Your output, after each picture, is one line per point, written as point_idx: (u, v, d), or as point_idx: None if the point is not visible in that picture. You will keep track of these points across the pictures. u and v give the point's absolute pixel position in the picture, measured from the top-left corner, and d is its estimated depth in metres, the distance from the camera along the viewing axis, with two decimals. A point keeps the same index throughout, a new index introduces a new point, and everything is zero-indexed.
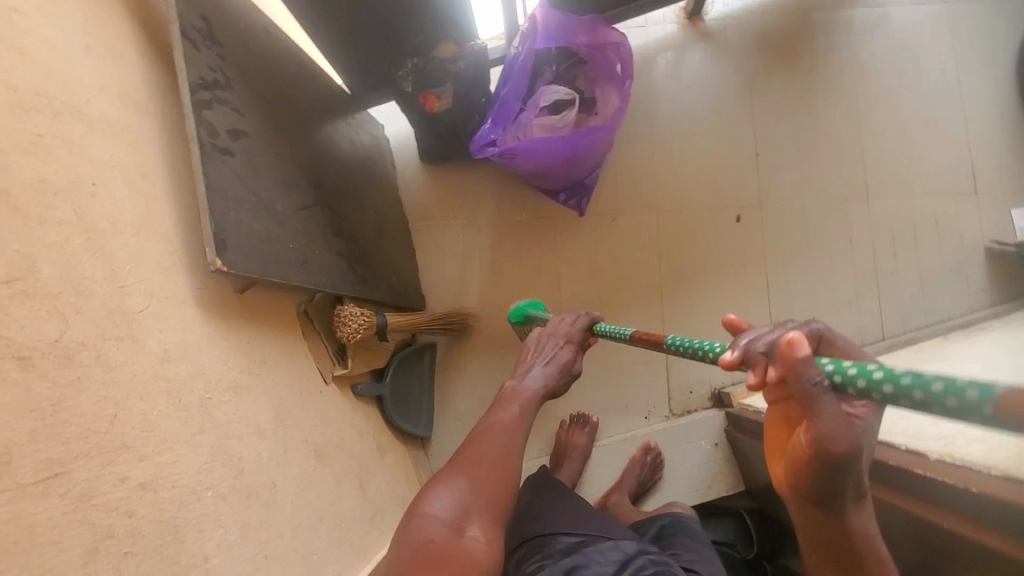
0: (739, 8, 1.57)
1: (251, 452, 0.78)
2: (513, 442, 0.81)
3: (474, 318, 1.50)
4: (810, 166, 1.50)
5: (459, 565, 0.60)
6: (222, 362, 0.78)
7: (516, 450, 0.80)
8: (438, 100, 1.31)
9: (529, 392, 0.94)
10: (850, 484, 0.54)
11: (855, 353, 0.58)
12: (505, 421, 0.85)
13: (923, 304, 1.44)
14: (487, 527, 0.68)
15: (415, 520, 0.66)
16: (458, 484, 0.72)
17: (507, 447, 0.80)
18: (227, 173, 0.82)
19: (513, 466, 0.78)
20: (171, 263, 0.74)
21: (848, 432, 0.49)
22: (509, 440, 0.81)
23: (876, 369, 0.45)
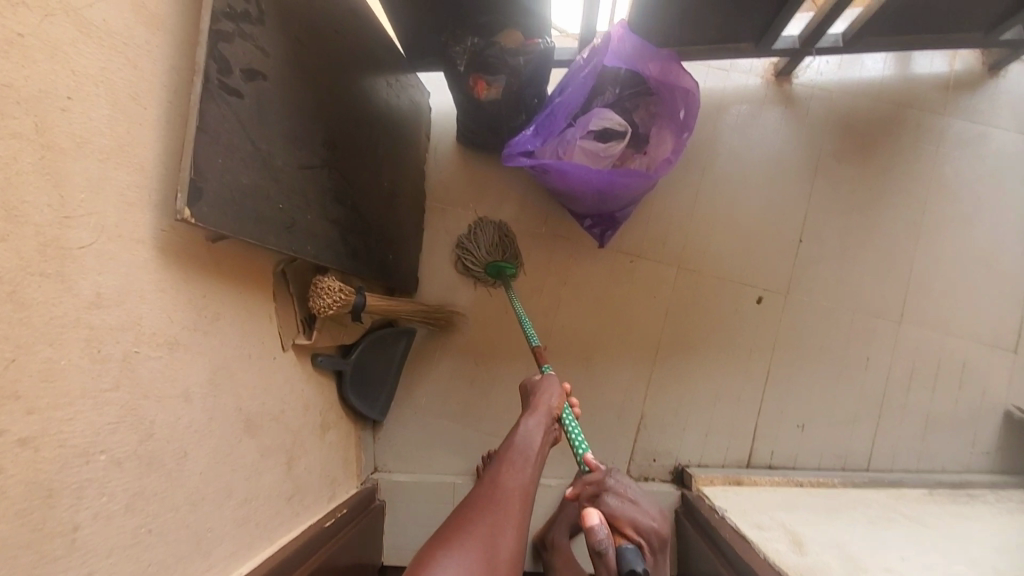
0: (832, 81, 1.46)
1: (168, 417, 0.73)
2: (517, 499, 0.72)
3: (459, 318, 1.44)
4: (852, 269, 1.40)
5: None
6: (165, 314, 0.73)
7: (518, 509, 0.72)
8: (488, 88, 1.23)
9: (534, 445, 0.84)
10: None
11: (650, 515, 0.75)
12: (516, 478, 0.76)
13: (919, 448, 1.36)
14: None
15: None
16: (456, 553, 0.62)
17: (511, 508, 0.70)
18: (228, 115, 0.76)
19: (517, 528, 0.69)
20: (136, 199, 0.68)
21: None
22: (511, 500, 0.72)
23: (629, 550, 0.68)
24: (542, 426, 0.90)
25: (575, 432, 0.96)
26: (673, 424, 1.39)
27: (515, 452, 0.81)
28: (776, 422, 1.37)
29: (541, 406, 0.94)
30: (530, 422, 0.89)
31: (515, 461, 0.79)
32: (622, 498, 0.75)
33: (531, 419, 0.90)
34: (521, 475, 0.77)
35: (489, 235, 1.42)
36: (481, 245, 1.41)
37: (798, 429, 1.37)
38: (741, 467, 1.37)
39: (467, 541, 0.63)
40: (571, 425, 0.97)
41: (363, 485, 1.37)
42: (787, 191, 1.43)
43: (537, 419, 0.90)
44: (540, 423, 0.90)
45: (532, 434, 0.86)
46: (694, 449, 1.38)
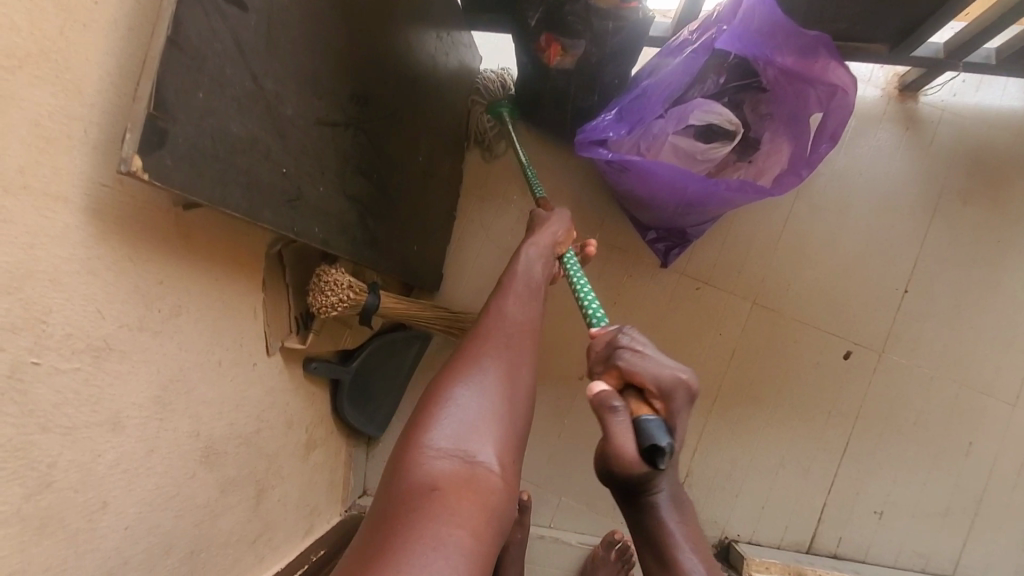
0: (971, 104, 1.19)
1: (79, 455, 0.51)
2: (526, 331, 0.63)
3: None
4: (963, 335, 1.16)
5: (469, 504, 0.47)
6: (94, 308, 0.50)
7: (528, 339, 0.63)
8: (563, 54, 0.98)
9: (536, 274, 0.72)
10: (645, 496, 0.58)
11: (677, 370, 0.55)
12: (520, 306, 0.66)
13: (1016, 558, 1.14)
14: (503, 453, 0.53)
15: (415, 456, 0.50)
16: (461, 396, 0.54)
17: (519, 344, 0.61)
18: (219, 32, 0.53)
19: (528, 361, 0.60)
20: (60, 134, 0.46)
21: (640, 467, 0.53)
22: (517, 333, 0.62)
23: (652, 428, 0.52)
24: (545, 251, 0.76)
25: (579, 278, 0.76)
26: (723, 488, 1.17)
27: (517, 281, 0.69)
28: (849, 504, 1.16)
29: (546, 230, 0.80)
30: (531, 250, 0.75)
31: (517, 291, 0.67)
32: (639, 356, 0.55)
33: (532, 244, 0.76)
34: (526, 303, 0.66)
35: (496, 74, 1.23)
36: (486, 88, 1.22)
37: (873, 516, 1.15)
38: (801, 551, 1.15)
39: (478, 383, 0.55)
40: (575, 276, 0.77)
41: (349, 513, 1.15)
42: (896, 230, 1.18)
43: (540, 240, 0.77)
44: (545, 248, 0.76)
45: (534, 262, 0.73)
46: (748, 521, 1.17)
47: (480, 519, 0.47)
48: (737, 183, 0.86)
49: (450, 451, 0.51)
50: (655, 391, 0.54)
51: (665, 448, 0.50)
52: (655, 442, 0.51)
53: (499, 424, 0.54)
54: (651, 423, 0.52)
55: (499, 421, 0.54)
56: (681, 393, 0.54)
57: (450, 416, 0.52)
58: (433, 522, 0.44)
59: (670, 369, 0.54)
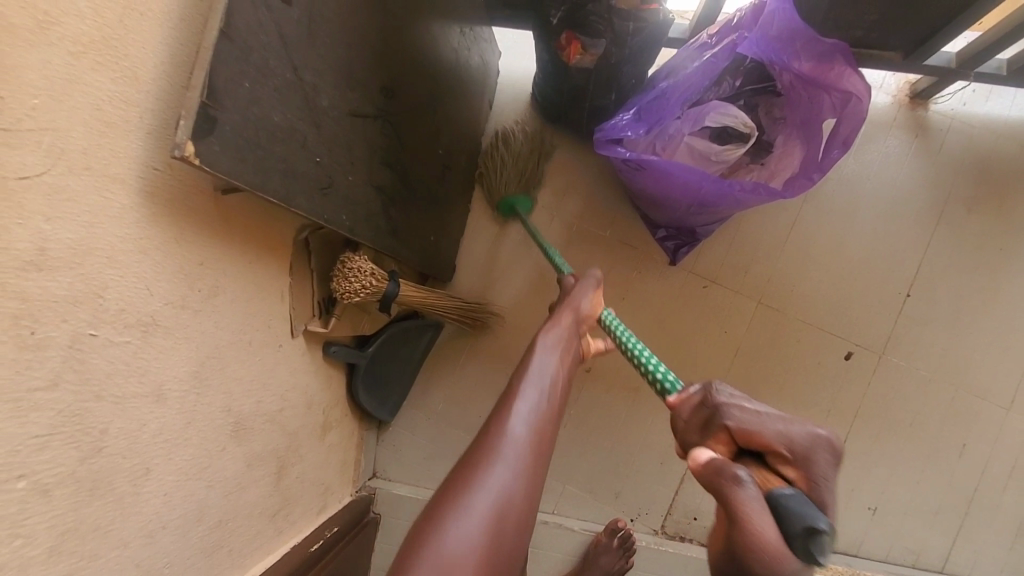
0: (981, 113, 1.21)
1: (126, 423, 0.54)
2: (533, 457, 0.50)
3: (496, 320, 1.23)
4: (962, 340, 1.19)
5: None
6: (143, 285, 0.53)
7: (538, 468, 0.50)
8: (582, 53, 1.00)
9: (553, 376, 0.59)
10: None
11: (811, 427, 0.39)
12: (529, 420, 0.52)
13: (1003, 556, 1.18)
14: None
15: None
16: (446, 546, 0.42)
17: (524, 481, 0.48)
18: (265, 25, 0.55)
19: (525, 512, 0.47)
20: (119, 119, 0.48)
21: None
22: (523, 460, 0.49)
23: (794, 505, 0.34)
24: (559, 358, 0.61)
25: (620, 328, 0.67)
26: None
27: (527, 387, 0.55)
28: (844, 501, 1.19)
29: (572, 312, 0.69)
30: (541, 357, 0.60)
31: (525, 404, 0.53)
32: (742, 408, 0.42)
33: (542, 351, 0.61)
34: (541, 411, 0.54)
35: (525, 147, 1.22)
36: (512, 159, 1.21)
37: (867, 513, 1.19)
38: None
39: (458, 536, 0.43)
40: (610, 319, 0.70)
41: (359, 493, 1.19)
42: (901, 235, 1.21)
43: (555, 337, 0.64)
44: (562, 339, 0.64)
45: (546, 372, 0.58)
46: None
47: None
48: (750, 184, 0.89)
49: None
50: (787, 454, 0.38)
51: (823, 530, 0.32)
52: (811, 521, 0.32)
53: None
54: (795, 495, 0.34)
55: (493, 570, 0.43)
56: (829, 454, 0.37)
57: None
58: None
59: (801, 422, 0.39)
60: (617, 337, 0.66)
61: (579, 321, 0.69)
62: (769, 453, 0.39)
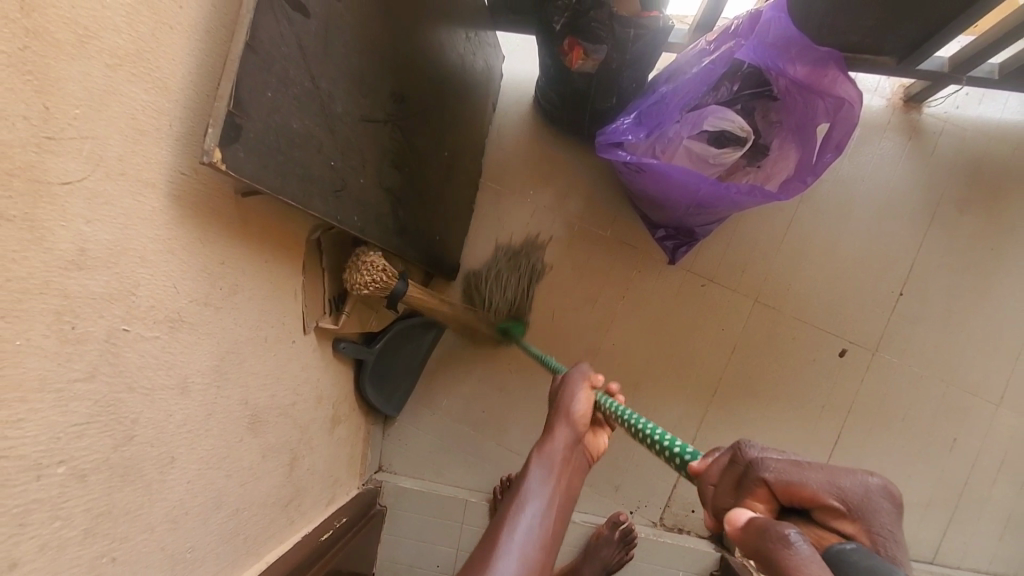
0: (972, 116, 1.24)
1: (155, 414, 0.57)
2: None
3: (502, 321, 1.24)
4: (953, 337, 1.22)
5: None
6: (170, 283, 0.56)
7: None
8: (585, 58, 1.03)
9: (545, 505, 0.63)
10: None
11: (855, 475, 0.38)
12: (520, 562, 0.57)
13: (992, 548, 1.21)
14: None
15: None
16: None
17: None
18: (286, 37, 0.58)
19: None
20: (150, 127, 0.51)
21: None
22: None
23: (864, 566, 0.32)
24: (553, 482, 0.64)
25: (618, 406, 0.65)
26: None
27: (520, 521, 0.60)
28: None
29: (566, 422, 0.68)
30: (535, 483, 0.63)
31: (515, 539, 0.59)
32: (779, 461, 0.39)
33: (535, 474, 0.64)
34: (533, 547, 0.59)
35: (517, 279, 1.25)
36: (506, 284, 1.25)
37: None
38: None
39: None
40: (607, 402, 0.68)
41: (366, 486, 1.22)
42: (895, 235, 1.24)
43: (551, 460, 0.65)
44: (558, 459, 0.65)
45: (537, 505, 0.62)
46: None
47: None
48: (746, 187, 0.92)
49: None
50: (840, 507, 0.36)
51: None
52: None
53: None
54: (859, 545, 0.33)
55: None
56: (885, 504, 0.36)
57: None
58: None
59: (848, 472, 0.37)
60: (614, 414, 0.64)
61: (578, 434, 0.68)
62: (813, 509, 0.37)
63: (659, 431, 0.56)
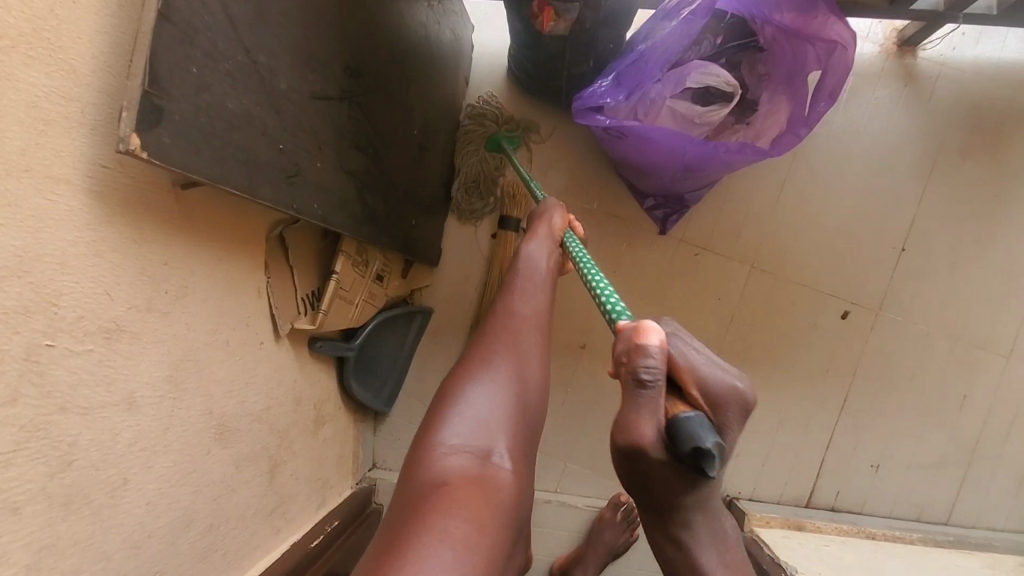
0: (970, 58, 1.17)
1: (97, 435, 0.52)
2: (534, 325, 0.72)
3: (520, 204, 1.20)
4: (958, 291, 1.18)
5: (485, 493, 0.54)
6: (100, 291, 0.51)
7: (539, 325, 0.73)
8: (556, 19, 0.94)
9: (536, 274, 0.79)
10: (653, 481, 0.46)
11: (731, 393, 0.46)
12: (525, 299, 0.75)
13: (1009, 505, 1.18)
14: (537, 370, 0.69)
15: (426, 459, 0.57)
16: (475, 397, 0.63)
17: (532, 331, 0.71)
18: (209, 4, 0.51)
19: (539, 340, 0.71)
20: (58, 115, 0.45)
21: (658, 445, 0.43)
22: (526, 335, 0.70)
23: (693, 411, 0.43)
24: (542, 269, 0.81)
25: (578, 250, 0.77)
26: None
27: (521, 290, 0.76)
28: (847, 460, 1.19)
29: (541, 233, 0.85)
30: (528, 270, 0.79)
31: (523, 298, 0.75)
32: (686, 347, 0.49)
33: (527, 265, 0.80)
34: (532, 301, 0.75)
35: (468, 142, 1.20)
36: (468, 155, 1.20)
37: (870, 470, 1.19)
38: (799, 507, 1.19)
39: (487, 385, 0.63)
40: (573, 242, 0.80)
41: (359, 485, 1.18)
42: (894, 188, 1.18)
43: (538, 254, 0.82)
44: (543, 251, 0.83)
45: (531, 283, 0.78)
46: (748, 480, 1.20)
47: (484, 513, 0.52)
48: (736, 145, 0.86)
49: (461, 449, 0.58)
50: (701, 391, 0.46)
51: (711, 449, 0.39)
52: (697, 440, 0.40)
53: (523, 384, 0.66)
54: (698, 419, 0.42)
55: (513, 400, 0.64)
56: (733, 412, 0.46)
57: (467, 413, 0.61)
58: (439, 516, 0.49)
59: (730, 375, 0.47)
60: (575, 259, 0.76)
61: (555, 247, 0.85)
62: (686, 388, 0.47)
63: (602, 283, 0.66)
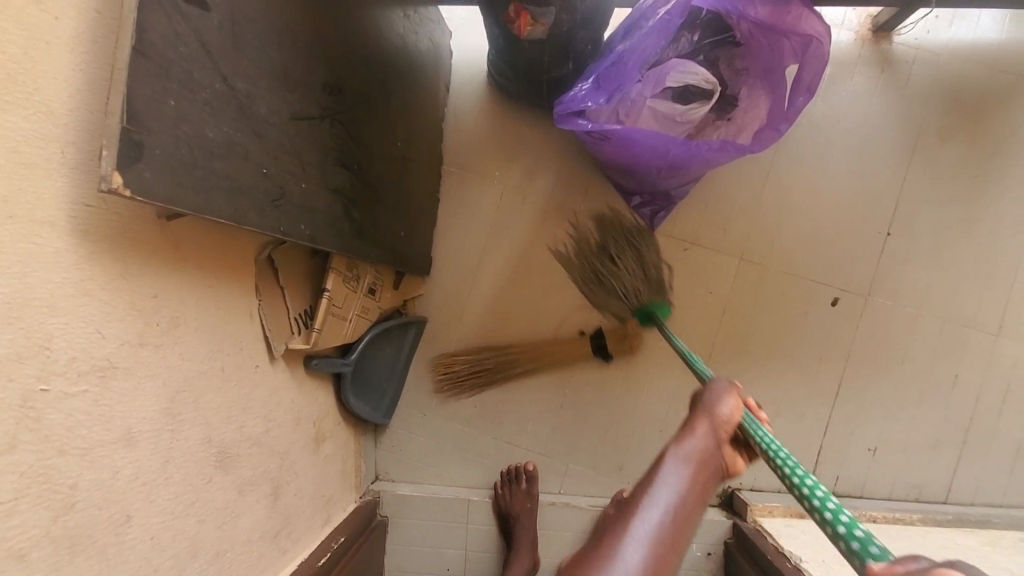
0: (944, 40, 1.18)
1: (97, 474, 0.52)
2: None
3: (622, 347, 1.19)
4: (945, 272, 1.19)
5: None
6: (92, 329, 0.50)
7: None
8: (533, 24, 0.94)
9: (679, 495, 0.46)
10: None
11: None
12: (649, 525, 0.43)
13: (1006, 480, 1.20)
14: None
15: None
16: None
17: None
18: (183, 35, 0.51)
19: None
20: (39, 158, 0.45)
21: None
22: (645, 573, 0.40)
23: None
24: (691, 481, 0.48)
25: (773, 445, 0.54)
26: None
27: (655, 504, 0.45)
28: (845, 445, 1.20)
29: (704, 422, 0.55)
30: (672, 472, 0.48)
31: (652, 521, 0.44)
32: None
33: (677, 460, 0.50)
34: (666, 536, 0.43)
35: (638, 260, 1.13)
36: (626, 272, 1.12)
37: (868, 454, 1.20)
38: None
39: None
40: (763, 436, 0.55)
41: (363, 499, 1.18)
42: (877, 174, 1.20)
43: (694, 450, 0.51)
44: (699, 452, 0.51)
45: (673, 500, 0.45)
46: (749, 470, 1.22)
47: None
48: (718, 143, 0.86)
49: None
50: None
51: None
52: None
53: None
54: None
55: None
56: None
57: None
58: None
59: None
60: (764, 449, 0.54)
61: (716, 440, 0.53)
62: None
63: (820, 495, 0.48)
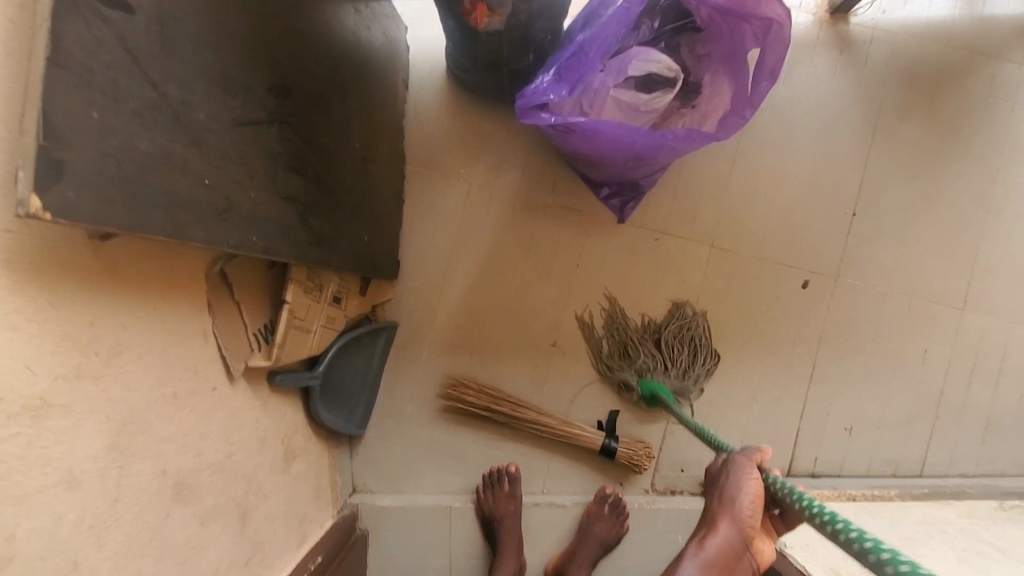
0: (899, 20, 1.19)
1: (38, 522, 0.47)
2: None
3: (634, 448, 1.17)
4: (911, 250, 1.21)
5: None
6: (20, 365, 0.46)
7: None
8: (489, 15, 0.92)
9: None
10: None
11: None
12: None
13: (976, 449, 1.23)
14: None
15: None
16: None
17: None
18: (107, 41, 0.47)
19: None
20: None
21: None
22: None
23: None
24: None
25: (796, 491, 0.64)
26: None
27: None
28: (822, 426, 1.21)
29: (725, 519, 0.69)
30: None
31: None
32: None
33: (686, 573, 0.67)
34: None
35: (686, 355, 1.17)
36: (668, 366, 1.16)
37: (845, 433, 1.22)
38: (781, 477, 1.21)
39: None
40: (791, 491, 0.65)
41: (340, 513, 1.14)
42: (841, 156, 1.20)
43: (713, 551, 0.68)
44: (719, 551, 0.68)
45: None
46: None
47: None
48: (683, 132, 0.85)
49: None
50: None
51: None
52: None
53: None
54: None
55: None
56: None
57: None
58: None
59: None
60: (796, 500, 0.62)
61: (738, 535, 0.69)
62: None
63: (846, 523, 0.53)
